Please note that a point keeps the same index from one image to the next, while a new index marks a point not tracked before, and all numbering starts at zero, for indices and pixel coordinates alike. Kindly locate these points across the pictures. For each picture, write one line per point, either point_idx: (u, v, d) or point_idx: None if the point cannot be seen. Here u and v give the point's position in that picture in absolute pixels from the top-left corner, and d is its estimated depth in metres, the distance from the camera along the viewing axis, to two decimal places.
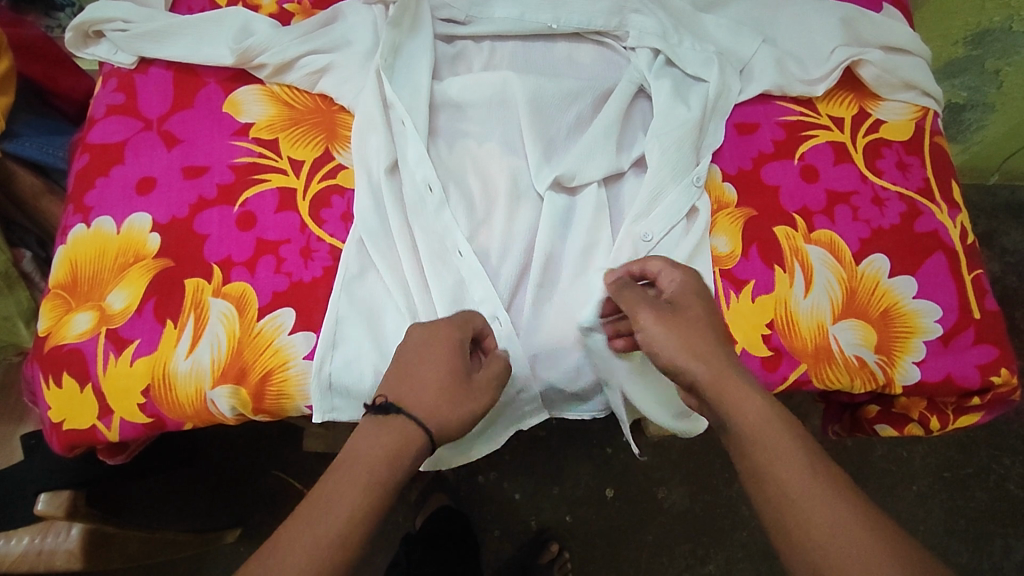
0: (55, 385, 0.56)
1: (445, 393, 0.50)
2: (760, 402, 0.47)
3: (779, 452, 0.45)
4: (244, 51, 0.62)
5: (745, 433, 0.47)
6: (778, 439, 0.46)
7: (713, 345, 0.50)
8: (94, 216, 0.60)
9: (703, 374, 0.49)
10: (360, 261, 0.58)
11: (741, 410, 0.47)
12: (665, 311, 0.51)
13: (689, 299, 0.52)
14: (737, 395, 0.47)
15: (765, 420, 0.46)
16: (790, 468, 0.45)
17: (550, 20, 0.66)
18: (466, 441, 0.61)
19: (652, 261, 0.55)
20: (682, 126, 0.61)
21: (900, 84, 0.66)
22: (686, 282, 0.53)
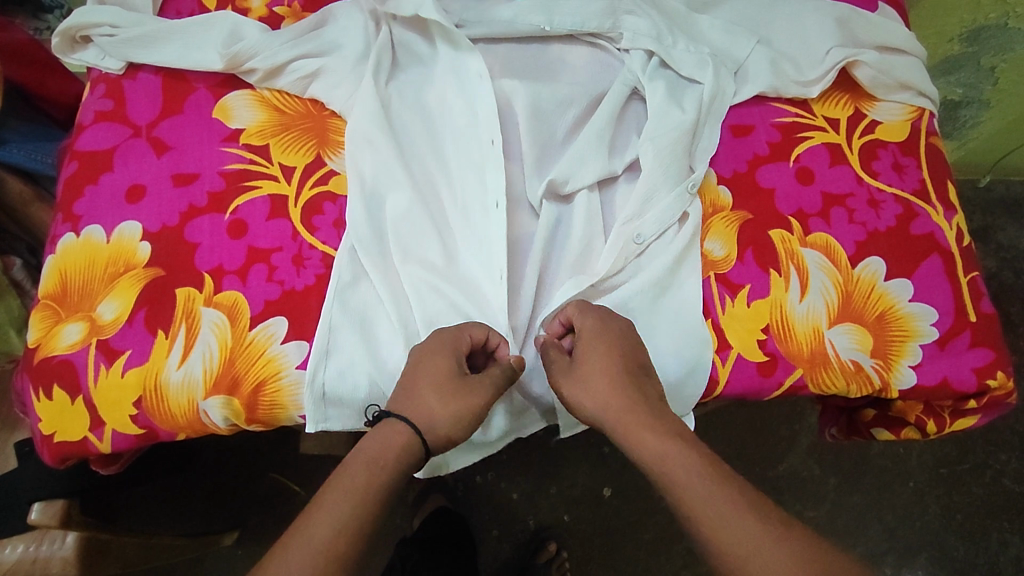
0: (46, 397, 0.55)
1: (440, 393, 0.49)
2: (655, 442, 0.46)
3: (684, 491, 0.44)
4: (233, 56, 0.61)
5: (653, 472, 0.46)
6: (686, 476, 0.44)
7: (612, 391, 0.49)
8: (83, 224, 0.59)
9: (610, 423, 0.49)
10: (352, 268, 0.57)
11: (645, 451, 0.46)
12: (571, 369, 0.52)
13: (592, 340, 0.51)
14: (637, 436, 0.47)
15: (664, 456, 0.45)
16: (698, 507, 0.43)
17: (543, 22, 0.65)
18: (470, 447, 0.60)
19: (567, 308, 0.55)
20: (677, 128, 0.61)
21: (896, 85, 0.66)
22: (587, 324, 0.53)
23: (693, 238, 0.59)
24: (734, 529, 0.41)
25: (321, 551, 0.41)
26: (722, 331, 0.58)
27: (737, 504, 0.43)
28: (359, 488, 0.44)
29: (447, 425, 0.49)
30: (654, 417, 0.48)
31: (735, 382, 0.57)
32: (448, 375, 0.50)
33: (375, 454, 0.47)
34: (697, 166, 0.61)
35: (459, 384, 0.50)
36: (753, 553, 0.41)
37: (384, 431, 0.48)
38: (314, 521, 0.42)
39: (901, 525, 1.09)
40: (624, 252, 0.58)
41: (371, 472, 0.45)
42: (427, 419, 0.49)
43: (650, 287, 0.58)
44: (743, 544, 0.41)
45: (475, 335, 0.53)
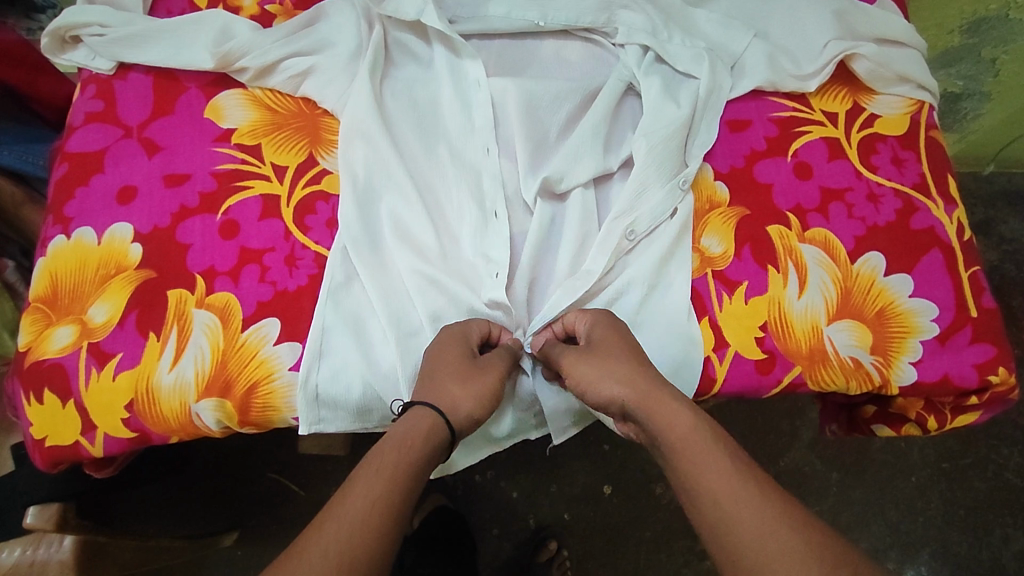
0: (37, 402, 0.55)
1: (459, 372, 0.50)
2: (688, 413, 0.45)
3: (710, 466, 0.43)
4: (224, 55, 0.61)
5: (674, 445, 0.45)
6: (709, 454, 0.44)
7: (634, 368, 0.48)
8: (74, 227, 0.58)
9: (629, 397, 0.47)
10: (345, 269, 0.57)
11: (670, 423, 0.45)
12: (584, 351, 0.51)
13: (606, 331, 0.52)
14: (662, 408, 0.46)
15: (693, 429, 0.45)
16: (721, 482, 0.42)
17: (537, 18, 0.65)
18: (475, 450, 0.60)
19: (567, 315, 0.56)
20: (673, 124, 0.60)
21: (895, 77, 0.65)
22: (596, 319, 0.53)
23: (687, 234, 0.58)
24: (752, 508, 0.41)
25: (359, 527, 0.40)
26: (719, 329, 0.57)
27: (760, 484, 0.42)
28: (394, 467, 0.44)
29: (470, 404, 0.49)
30: (676, 394, 0.47)
31: (733, 381, 0.56)
32: (464, 360, 0.51)
33: (406, 434, 0.46)
34: (692, 162, 0.60)
35: (473, 367, 0.50)
36: (770, 532, 0.40)
37: (410, 416, 0.47)
38: (350, 499, 0.41)
39: (903, 521, 1.08)
40: (619, 251, 0.58)
41: (400, 453, 0.44)
42: (451, 399, 0.48)
43: (644, 284, 0.57)
44: (762, 523, 0.40)
45: (480, 328, 0.54)
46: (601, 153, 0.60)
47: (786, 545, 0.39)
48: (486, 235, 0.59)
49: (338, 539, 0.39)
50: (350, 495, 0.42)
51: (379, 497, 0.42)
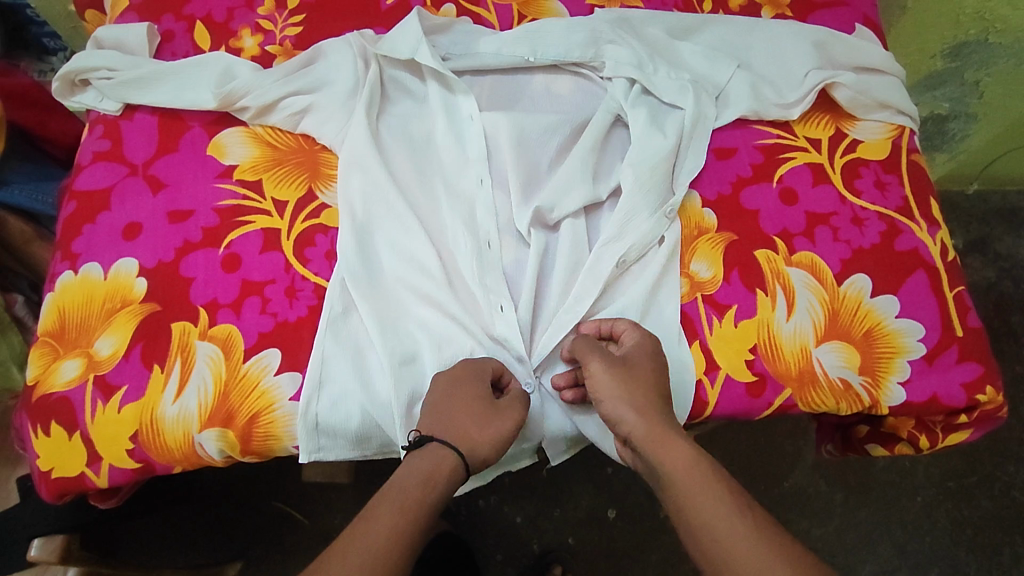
0: (44, 434, 0.56)
1: (475, 414, 0.51)
2: (691, 450, 0.48)
3: (712, 502, 0.45)
4: (226, 95, 0.63)
5: (676, 480, 0.47)
6: (709, 487, 0.46)
7: (650, 399, 0.51)
8: (81, 262, 0.60)
9: (637, 428, 0.50)
10: (344, 300, 0.58)
11: (673, 461, 0.47)
12: (614, 363, 0.52)
13: (645, 356, 0.53)
14: (667, 446, 0.48)
15: (693, 465, 0.47)
16: (723, 518, 0.44)
17: (527, 54, 0.67)
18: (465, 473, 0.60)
19: (619, 322, 0.56)
20: (659, 155, 0.62)
21: (875, 105, 0.67)
22: (641, 340, 0.54)
23: (673, 259, 0.60)
24: (755, 539, 0.43)
25: (377, 556, 0.43)
26: (711, 352, 0.58)
27: (763, 518, 0.45)
28: (414, 501, 0.46)
29: (487, 447, 0.51)
30: (681, 432, 0.49)
31: (724, 403, 0.57)
32: (484, 404, 0.52)
33: (430, 473, 0.48)
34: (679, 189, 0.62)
35: (490, 409, 0.52)
36: (772, 567, 0.41)
37: (430, 456, 0.49)
38: (371, 526, 0.44)
39: (911, 540, 1.07)
40: (610, 280, 0.59)
41: (422, 490, 0.47)
42: (470, 441, 0.50)
43: (634, 310, 0.59)
44: (764, 557, 0.42)
45: (496, 369, 0.55)
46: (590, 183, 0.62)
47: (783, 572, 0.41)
48: (482, 264, 0.60)
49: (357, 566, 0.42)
50: (370, 525, 0.44)
51: (397, 528, 0.44)
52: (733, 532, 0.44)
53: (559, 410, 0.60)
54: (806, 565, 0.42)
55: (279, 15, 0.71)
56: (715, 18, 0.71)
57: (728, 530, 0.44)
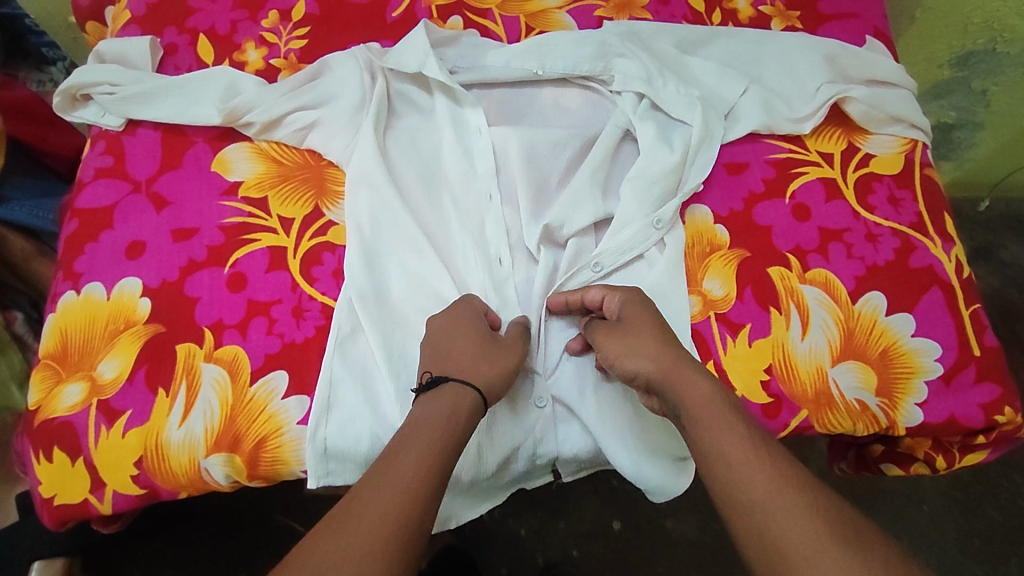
0: (46, 460, 0.55)
1: (480, 352, 0.52)
2: (707, 384, 0.48)
3: (730, 428, 0.45)
4: (230, 110, 0.62)
5: (692, 412, 0.47)
6: (728, 419, 0.46)
7: (661, 345, 0.51)
8: (84, 282, 0.59)
9: (652, 371, 0.50)
10: (351, 320, 0.57)
11: (689, 394, 0.48)
12: (617, 327, 0.53)
13: (642, 310, 0.53)
14: (684, 380, 0.48)
15: (711, 399, 0.47)
16: (738, 445, 0.44)
17: (536, 67, 0.66)
18: (478, 493, 0.59)
19: (592, 290, 0.56)
20: (666, 170, 0.61)
21: (888, 119, 0.66)
22: (629, 296, 0.55)
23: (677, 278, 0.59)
24: (767, 470, 0.43)
25: (415, 472, 0.45)
26: (725, 373, 0.57)
27: (773, 445, 0.45)
28: (438, 432, 0.47)
29: (499, 385, 0.52)
30: (699, 368, 0.50)
31: None
32: (490, 343, 0.53)
33: (452, 409, 0.49)
34: (679, 194, 0.61)
35: (492, 346, 0.53)
36: (781, 494, 0.42)
37: (446, 392, 0.50)
38: (405, 456, 0.45)
39: (918, 550, 1.06)
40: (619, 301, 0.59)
41: (444, 421, 0.48)
42: (488, 381, 0.51)
43: None
44: (774, 484, 0.42)
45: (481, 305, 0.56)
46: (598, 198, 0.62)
47: (792, 503, 0.41)
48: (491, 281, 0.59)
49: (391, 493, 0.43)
50: (401, 457, 0.45)
51: (427, 458, 0.45)
52: (746, 461, 0.44)
53: (573, 429, 0.59)
54: (813, 493, 0.42)
55: (284, 28, 0.70)
56: (724, 31, 0.70)
57: (742, 459, 0.44)
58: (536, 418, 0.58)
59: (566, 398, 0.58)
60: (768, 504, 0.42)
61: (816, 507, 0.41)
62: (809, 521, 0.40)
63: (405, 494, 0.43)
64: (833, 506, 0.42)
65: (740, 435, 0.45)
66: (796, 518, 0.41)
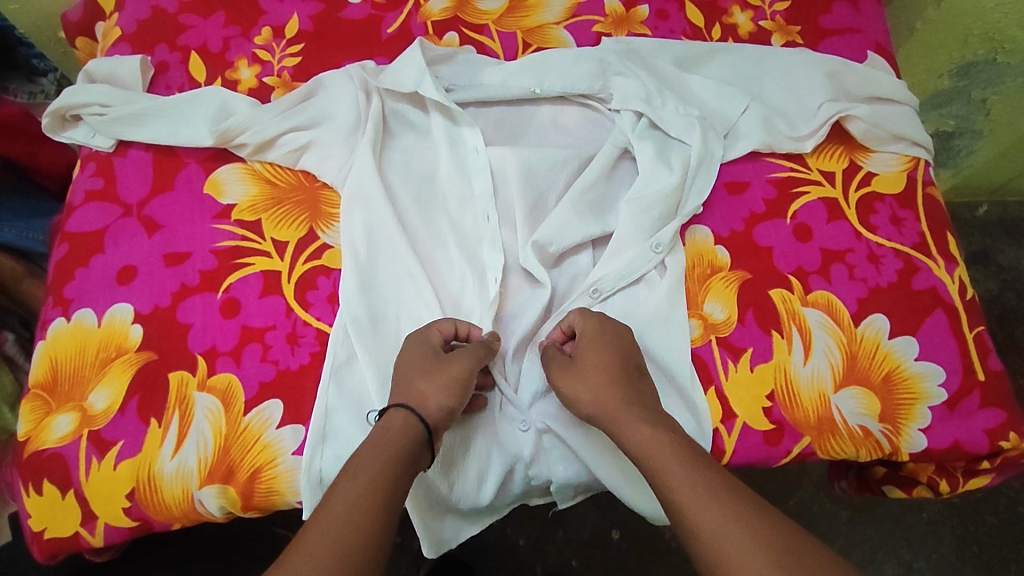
0: (36, 492, 0.54)
1: (418, 372, 0.52)
2: (646, 430, 0.49)
3: (671, 473, 0.46)
4: (223, 132, 0.61)
5: (639, 461, 0.48)
6: (671, 460, 0.46)
7: (607, 384, 0.51)
8: (74, 308, 0.58)
9: (600, 415, 0.51)
10: (347, 347, 0.56)
11: (634, 441, 0.49)
12: (568, 367, 0.54)
13: (589, 344, 0.54)
14: (627, 428, 0.50)
15: (652, 443, 0.48)
16: (680, 490, 0.45)
17: (533, 85, 0.65)
18: (473, 514, 0.58)
19: (568, 317, 0.56)
20: (664, 191, 0.60)
21: (889, 137, 0.65)
22: (587, 325, 0.55)
23: (677, 301, 0.58)
24: (709, 509, 0.43)
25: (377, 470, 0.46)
26: (726, 399, 0.56)
27: (715, 479, 0.45)
28: (376, 463, 0.46)
29: (434, 398, 0.50)
30: (644, 410, 0.50)
31: (742, 452, 0.56)
32: (428, 359, 0.53)
33: (380, 432, 0.48)
34: (678, 216, 0.60)
35: (433, 364, 0.52)
36: (727, 534, 0.42)
37: (383, 418, 0.50)
38: (338, 495, 0.44)
39: (917, 558, 1.03)
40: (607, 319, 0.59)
41: (379, 449, 0.47)
42: (418, 395, 0.50)
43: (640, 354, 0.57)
44: (719, 525, 0.42)
45: (443, 328, 0.55)
46: (586, 218, 0.61)
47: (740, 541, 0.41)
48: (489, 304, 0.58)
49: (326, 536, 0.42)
50: (333, 498, 0.44)
51: (364, 492, 0.44)
52: (688, 501, 0.44)
53: (571, 458, 0.57)
54: (758, 528, 0.42)
55: (277, 45, 0.69)
56: (724, 47, 0.69)
57: (684, 500, 0.44)
58: (523, 442, 0.57)
59: (555, 425, 0.57)
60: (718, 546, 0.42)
61: (762, 544, 0.41)
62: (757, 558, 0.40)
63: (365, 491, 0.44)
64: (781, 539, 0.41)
65: (679, 476, 0.45)
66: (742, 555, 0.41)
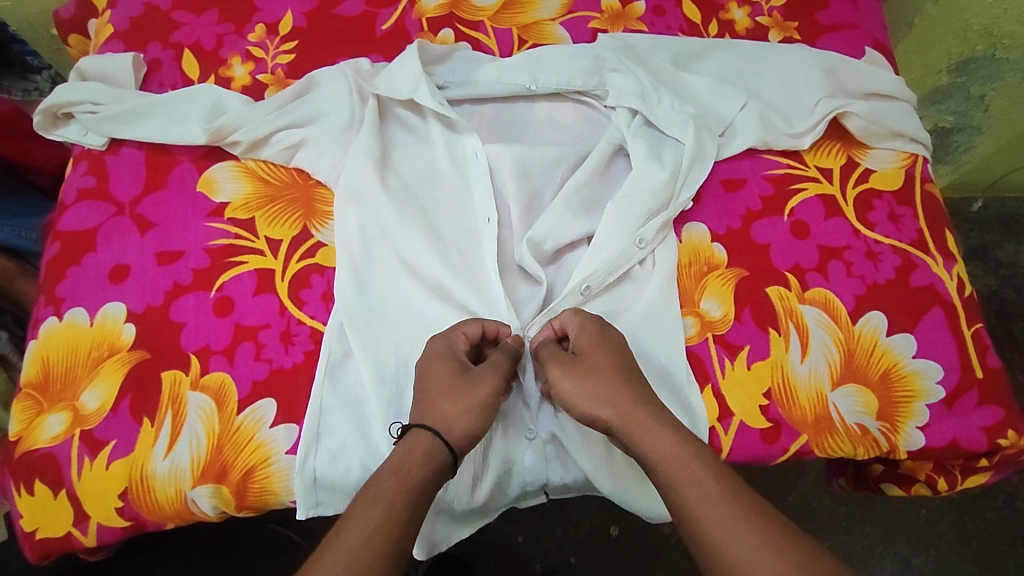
0: (27, 492, 0.53)
1: (444, 386, 0.51)
2: (672, 439, 0.47)
3: (704, 492, 0.45)
4: (216, 130, 0.61)
5: (662, 471, 0.47)
6: (700, 476, 0.46)
7: (619, 388, 0.50)
8: (66, 308, 0.58)
9: (613, 419, 0.50)
10: (342, 345, 0.56)
11: (654, 449, 0.48)
12: (570, 364, 0.52)
13: (593, 346, 0.52)
14: (646, 435, 0.48)
15: (678, 454, 0.47)
16: (710, 509, 0.44)
17: (528, 82, 0.65)
18: (466, 516, 0.57)
19: (564, 316, 0.55)
20: (654, 187, 0.60)
21: (887, 133, 0.65)
22: (585, 326, 0.54)
23: (672, 299, 0.58)
24: (744, 531, 0.43)
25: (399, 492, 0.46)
26: (723, 397, 0.56)
27: (747, 499, 0.45)
28: (391, 494, 0.46)
29: (462, 421, 0.50)
30: (662, 416, 0.49)
31: (738, 450, 0.56)
32: (452, 374, 0.51)
33: (401, 461, 0.48)
34: (666, 215, 0.60)
35: (460, 379, 0.51)
36: (761, 559, 0.42)
37: (409, 439, 0.49)
38: (351, 528, 0.44)
39: (916, 554, 1.02)
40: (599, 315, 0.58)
41: (398, 480, 0.46)
42: (444, 420, 0.50)
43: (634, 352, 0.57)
44: (753, 550, 0.42)
45: (468, 332, 0.54)
46: (579, 215, 0.60)
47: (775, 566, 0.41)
48: (489, 301, 0.58)
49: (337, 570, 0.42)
50: (354, 522, 0.44)
51: (379, 526, 0.44)
52: (720, 522, 0.44)
53: (566, 459, 0.57)
54: (793, 554, 0.42)
55: (271, 41, 0.68)
56: (720, 44, 0.69)
57: (716, 520, 0.44)
58: (526, 448, 0.57)
59: (562, 436, 0.57)
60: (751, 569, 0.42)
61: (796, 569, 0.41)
62: None
63: (388, 515, 0.45)
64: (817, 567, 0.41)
65: (709, 492, 0.45)
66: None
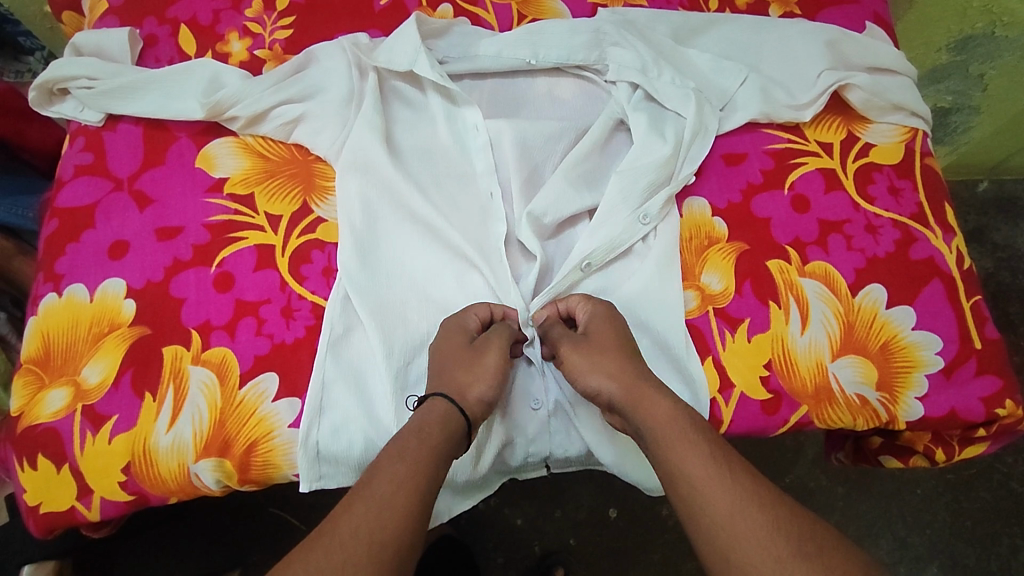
0: (30, 467, 0.53)
1: (460, 360, 0.51)
2: (668, 403, 0.48)
3: (688, 453, 0.45)
4: (215, 104, 0.60)
5: (655, 432, 0.47)
6: (688, 437, 0.46)
7: (623, 361, 0.51)
8: (65, 284, 0.58)
9: (616, 392, 0.50)
10: (345, 320, 0.56)
11: (651, 415, 0.48)
12: (579, 342, 0.53)
13: (603, 327, 0.53)
14: (647, 401, 0.49)
15: (673, 417, 0.48)
16: (698, 467, 0.45)
17: (529, 56, 0.64)
18: (464, 489, 0.57)
19: (572, 298, 0.56)
20: (656, 161, 0.60)
21: (889, 107, 0.65)
22: (596, 310, 0.55)
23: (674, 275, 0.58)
24: (728, 489, 0.44)
25: (427, 454, 0.46)
26: (724, 368, 0.56)
27: (735, 460, 0.45)
28: (417, 452, 0.46)
29: (482, 390, 0.51)
30: (660, 386, 0.50)
31: (740, 422, 0.56)
32: (465, 347, 0.52)
33: (422, 424, 0.48)
34: (671, 184, 0.60)
35: (473, 351, 0.52)
36: (741, 512, 0.43)
37: (424, 407, 0.49)
38: (376, 482, 0.44)
39: (912, 533, 1.04)
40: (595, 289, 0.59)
41: (420, 439, 0.47)
42: (459, 385, 0.50)
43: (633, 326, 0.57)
44: (735, 503, 0.43)
45: (480, 314, 0.55)
46: (580, 190, 0.60)
47: (758, 523, 0.42)
48: (500, 274, 0.58)
49: (367, 518, 0.42)
50: (378, 475, 0.45)
51: (403, 479, 0.44)
52: (706, 478, 0.44)
53: (565, 431, 0.58)
54: (775, 510, 0.43)
55: (268, 17, 0.68)
56: (721, 18, 0.69)
57: (702, 478, 0.44)
58: (530, 420, 0.57)
59: (566, 404, 0.57)
60: (734, 525, 0.42)
61: (776, 523, 0.42)
62: (777, 539, 0.41)
63: (416, 471, 0.45)
64: (795, 522, 0.42)
65: (698, 450, 0.45)
66: (758, 536, 0.42)
